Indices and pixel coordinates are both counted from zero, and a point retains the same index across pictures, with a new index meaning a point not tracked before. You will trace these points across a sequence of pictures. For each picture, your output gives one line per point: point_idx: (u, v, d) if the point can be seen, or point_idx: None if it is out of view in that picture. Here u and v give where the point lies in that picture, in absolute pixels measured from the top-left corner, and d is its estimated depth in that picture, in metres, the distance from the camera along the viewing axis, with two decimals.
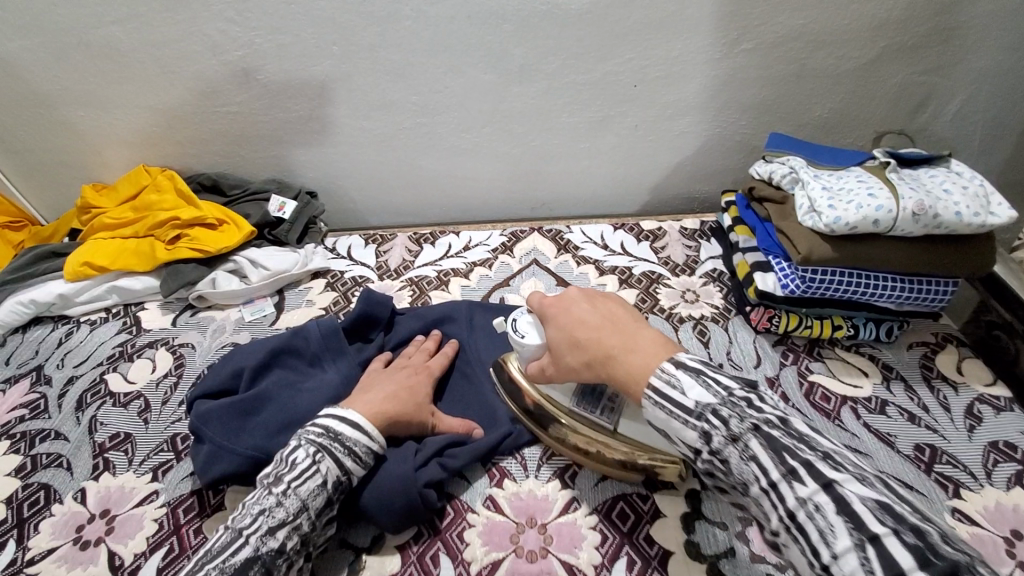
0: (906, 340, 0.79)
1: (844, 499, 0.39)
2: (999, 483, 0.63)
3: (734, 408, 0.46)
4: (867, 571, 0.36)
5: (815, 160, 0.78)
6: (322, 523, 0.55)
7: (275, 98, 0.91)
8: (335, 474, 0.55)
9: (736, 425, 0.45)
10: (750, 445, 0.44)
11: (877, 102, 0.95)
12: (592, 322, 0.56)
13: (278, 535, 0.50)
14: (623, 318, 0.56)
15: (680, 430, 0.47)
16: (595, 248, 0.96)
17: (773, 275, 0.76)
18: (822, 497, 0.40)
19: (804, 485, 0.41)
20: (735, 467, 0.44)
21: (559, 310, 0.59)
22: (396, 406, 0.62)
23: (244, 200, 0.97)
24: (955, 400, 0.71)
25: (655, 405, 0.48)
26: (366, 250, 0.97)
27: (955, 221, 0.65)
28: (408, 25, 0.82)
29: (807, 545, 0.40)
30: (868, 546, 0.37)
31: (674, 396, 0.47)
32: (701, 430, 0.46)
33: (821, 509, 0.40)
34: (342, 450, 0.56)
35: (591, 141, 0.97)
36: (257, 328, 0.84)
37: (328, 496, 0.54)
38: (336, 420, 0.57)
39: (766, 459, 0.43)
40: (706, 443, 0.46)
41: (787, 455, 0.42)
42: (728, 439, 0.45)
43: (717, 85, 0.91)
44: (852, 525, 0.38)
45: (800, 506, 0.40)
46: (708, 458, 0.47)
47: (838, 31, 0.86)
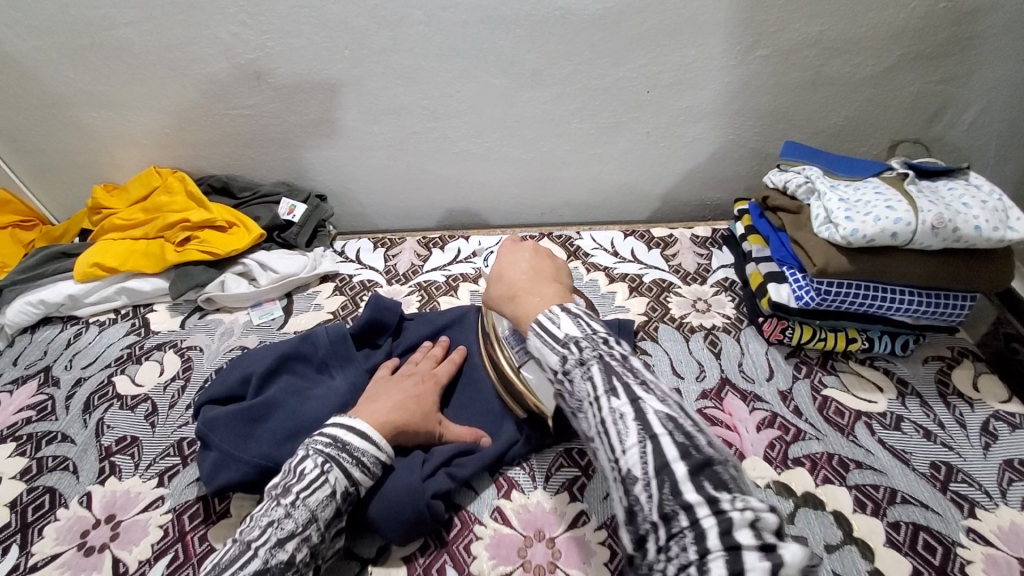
0: (922, 354, 0.78)
1: (643, 411, 0.42)
2: (1015, 502, 0.62)
3: (593, 341, 0.47)
4: (642, 463, 0.40)
5: (831, 170, 0.76)
6: (330, 535, 0.54)
7: (286, 101, 0.90)
8: (343, 484, 0.54)
9: (587, 352, 0.47)
10: (591, 368, 0.46)
11: (894, 110, 0.93)
12: (522, 268, 0.61)
13: (287, 547, 0.50)
14: (549, 274, 0.60)
15: (545, 355, 0.50)
16: (604, 255, 0.95)
17: (787, 287, 0.75)
18: (628, 409, 0.42)
19: (618, 400, 0.43)
20: (578, 388, 0.46)
21: (506, 254, 0.64)
22: (405, 415, 0.61)
23: (254, 202, 0.97)
24: (971, 417, 0.70)
25: (535, 333, 0.51)
26: (375, 254, 0.97)
27: (974, 235, 0.64)
28: (420, 29, 0.81)
29: (608, 445, 0.43)
30: (648, 444, 0.40)
31: (551, 329, 0.50)
32: (561, 356, 0.48)
33: (624, 419, 0.42)
34: (350, 460, 0.55)
35: (602, 147, 0.96)
36: (265, 331, 0.84)
37: (336, 507, 0.54)
38: (344, 430, 0.57)
39: (599, 379, 0.45)
40: (562, 366, 0.48)
41: (615, 376, 0.44)
42: (578, 363, 0.46)
43: (732, 92, 0.90)
44: (642, 427, 0.41)
45: (609, 415, 0.43)
46: (560, 379, 0.48)
47: (856, 38, 0.84)
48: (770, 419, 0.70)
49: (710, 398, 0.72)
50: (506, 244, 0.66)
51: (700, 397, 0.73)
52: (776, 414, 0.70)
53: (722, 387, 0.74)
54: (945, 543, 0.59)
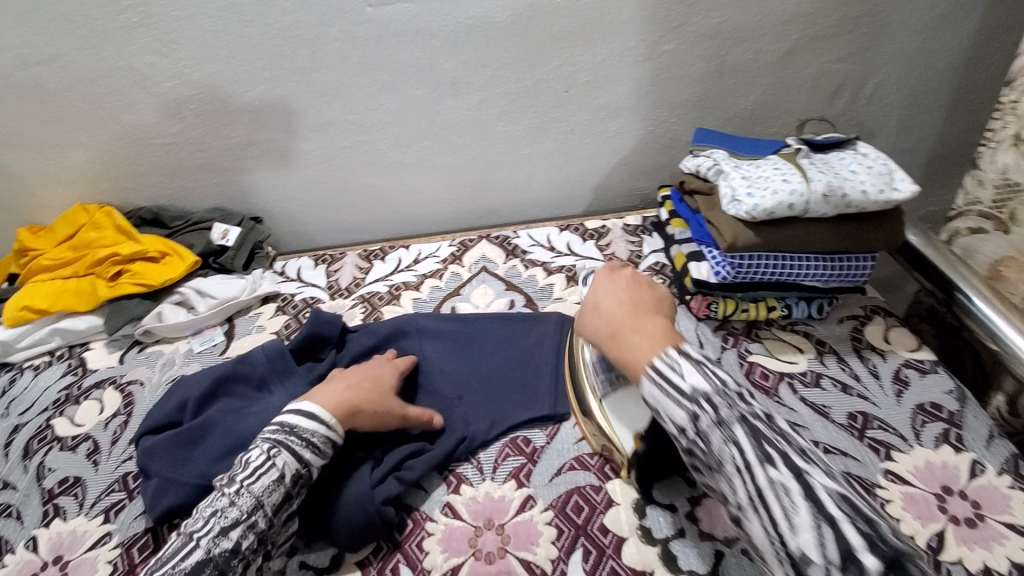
0: (838, 315, 0.83)
1: (811, 487, 0.47)
2: (927, 442, 0.67)
3: (725, 398, 0.53)
4: (824, 549, 0.44)
5: (737, 151, 0.81)
6: (281, 519, 0.56)
7: (212, 126, 0.91)
8: (292, 467, 0.57)
9: (725, 412, 0.52)
10: (734, 430, 0.51)
11: (797, 91, 0.99)
12: (619, 303, 0.65)
13: (231, 535, 0.52)
14: (648, 307, 0.64)
15: (670, 409, 0.54)
16: (542, 251, 0.98)
17: (707, 264, 0.78)
18: (792, 482, 0.48)
19: (776, 469, 0.49)
20: (716, 448, 0.51)
21: (602, 283, 0.68)
22: (358, 395, 0.64)
23: (187, 231, 0.96)
24: (883, 367, 0.75)
25: (652, 382, 0.55)
26: (316, 271, 0.97)
27: (863, 199, 0.69)
28: (337, 46, 0.84)
29: (768, 519, 0.47)
30: (827, 529, 0.45)
31: (674, 379, 0.54)
32: (691, 411, 0.53)
33: (788, 491, 0.47)
34: (293, 442, 0.58)
35: (531, 147, 0.99)
36: (207, 358, 0.84)
37: (285, 491, 0.56)
38: (292, 415, 0.60)
39: (747, 445, 0.50)
40: (693, 424, 0.53)
41: (765, 443, 0.50)
42: (715, 422, 0.52)
43: (646, 85, 0.95)
44: (814, 507, 0.46)
45: (771, 488, 0.48)
46: (691, 437, 0.53)
47: (751, 27, 0.91)
48: None
49: None
50: (602, 275, 0.69)
51: None
52: None
53: None
54: (864, 486, 0.64)
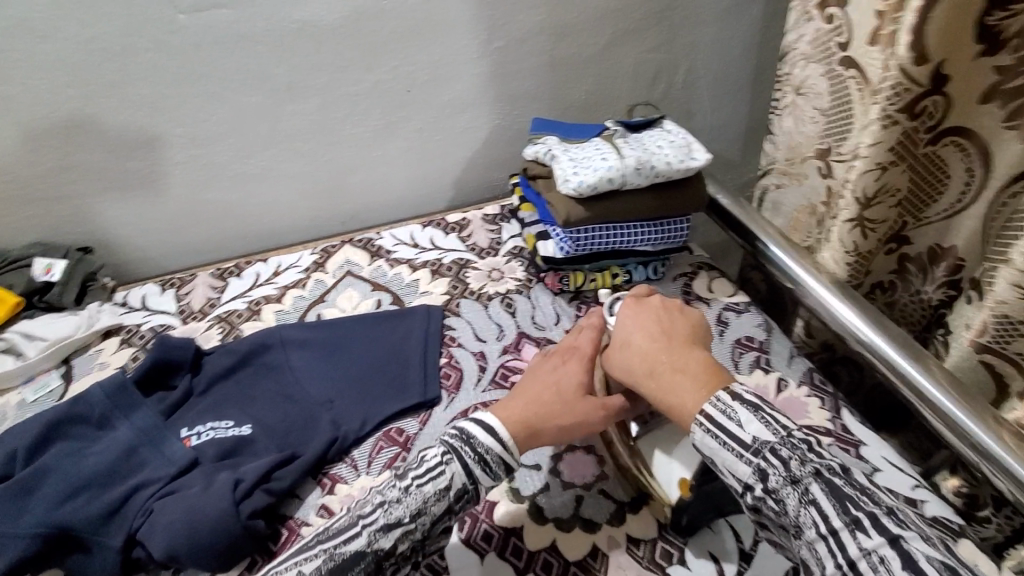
0: (672, 274, 0.93)
1: (908, 553, 0.46)
2: (744, 370, 0.79)
3: (794, 452, 0.52)
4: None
5: (567, 136, 0.88)
6: (438, 529, 0.56)
7: (16, 153, 0.82)
8: (461, 479, 0.56)
9: (797, 470, 0.51)
10: (811, 489, 0.50)
11: (621, 79, 1.10)
12: (651, 339, 0.63)
13: (390, 534, 0.53)
14: (682, 339, 0.63)
15: (734, 465, 0.53)
16: (406, 249, 1.00)
17: (553, 241, 0.85)
18: (886, 549, 0.46)
19: (867, 535, 0.47)
20: (791, 509, 0.50)
21: (634, 320, 0.66)
22: (536, 412, 0.61)
23: (3, 271, 0.86)
24: (709, 313, 0.87)
25: (706, 432, 0.55)
26: (164, 296, 0.91)
27: (670, 169, 0.79)
28: (152, 56, 0.80)
29: None
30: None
31: (732, 429, 0.54)
32: (756, 467, 0.52)
33: (882, 556, 0.46)
34: (483, 448, 0.57)
35: (383, 148, 1.00)
36: (42, 406, 0.76)
37: (448, 502, 0.55)
38: (472, 424, 0.58)
39: (828, 504, 0.49)
40: (760, 480, 0.52)
41: (849, 504, 0.49)
42: (787, 480, 0.51)
43: (484, 81, 1.00)
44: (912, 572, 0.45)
45: (864, 556, 0.46)
46: (758, 495, 0.52)
47: (570, 23, 0.99)
48: None
49: (509, 352, 0.82)
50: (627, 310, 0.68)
51: (501, 353, 0.82)
52: None
53: (519, 341, 0.83)
54: None
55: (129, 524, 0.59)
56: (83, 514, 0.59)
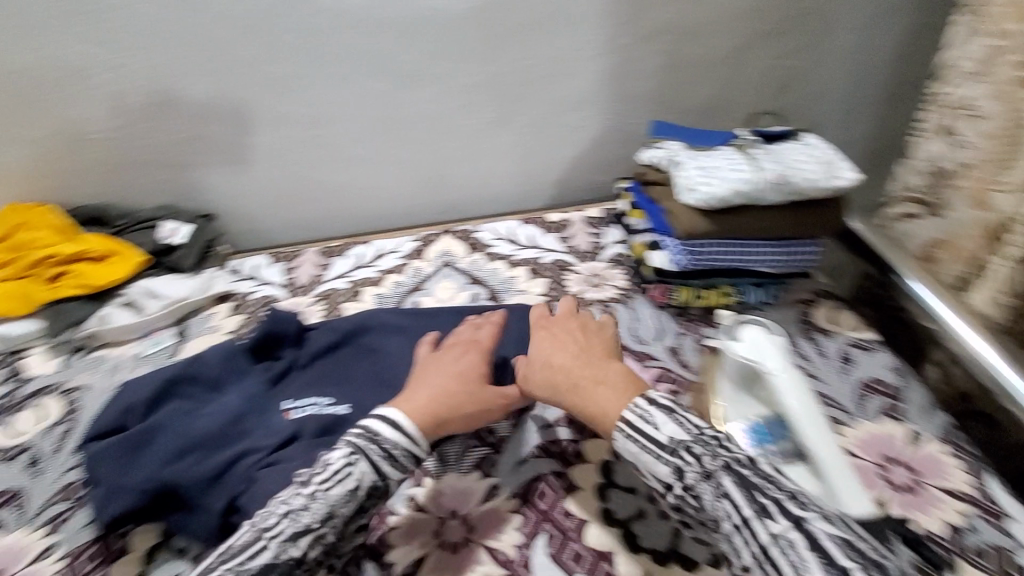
0: (789, 300, 0.86)
1: (814, 536, 0.43)
2: (870, 415, 0.71)
3: (707, 444, 0.49)
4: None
5: (692, 142, 0.84)
6: (351, 530, 0.53)
7: (157, 120, 0.87)
8: (371, 477, 0.52)
9: (709, 463, 0.47)
10: (723, 482, 0.46)
11: (747, 86, 1.03)
12: (575, 352, 0.60)
13: (301, 543, 0.49)
14: (604, 352, 0.60)
15: (653, 465, 0.49)
16: (504, 245, 0.98)
17: (664, 253, 0.80)
18: (795, 534, 0.43)
19: (777, 523, 0.44)
20: (709, 505, 0.46)
21: (550, 337, 0.63)
22: (441, 405, 0.58)
23: (134, 229, 0.91)
24: (831, 348, 0.79)
25: (626, 437, 0.51)
26: (273, 268, 0.95)
27: (807, 185, 0.73)
28: (290, 37, 0.82)
29: None
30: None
31: (650, 429, 0.50)
32: (675, 466, 0.48)
33: (792, 543, 0.42)
34: (378, 453, 0.53)
35: (491, 140, 0.99)
36: (157, 361, 0.80)
37: (361, 503, 0.52)
38: (376, 420, 0.55)
39: (741, 496, 0.45)
40: (680, 480, 0.48)
41: (757, 493, 0.45)
42: (702, 476, 0.47)
43: (603, 78, 0.96)
44: (824, 560, 0.41)
45: (773, 542, 0.43)
46: (678, 494, 0.48)
47: (701, 24, 0.94)
48: (661, 375, 0.74)
49: None
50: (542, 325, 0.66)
51: None
52: (667, 370, 0.75)
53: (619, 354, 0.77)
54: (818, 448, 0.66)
55: (231, 490, 0.60)
56: (188, 474, 0.60)
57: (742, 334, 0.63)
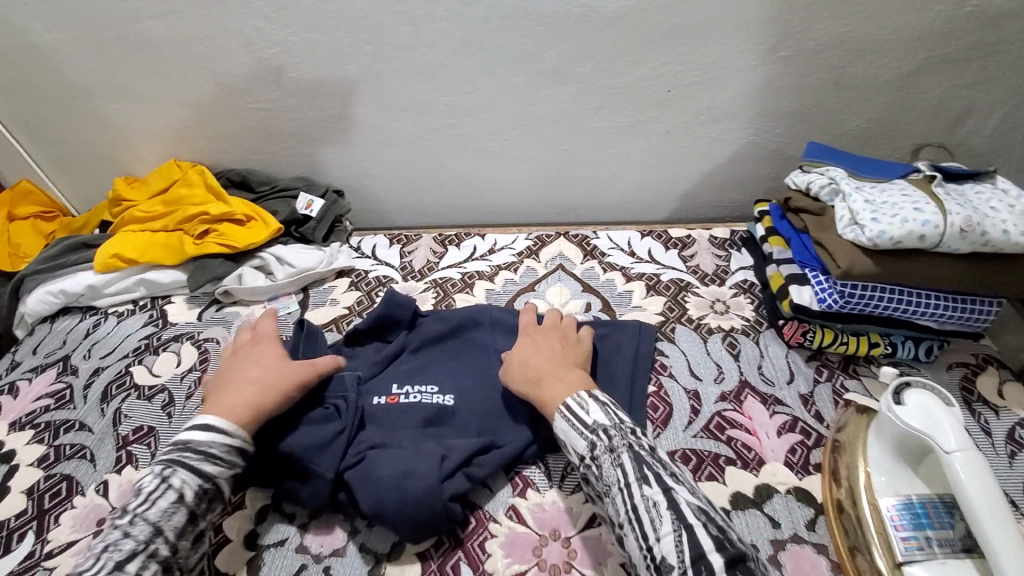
0: (946, 361, 0.75)
1: (675, 500, 0.50)
2: None
3: (620, 429, 0.55)
4: (679, 552, 0.46)
5: (856, 169, 0.75)
6: (187, 541, 0.54)
7: (305, 96, 0.91)
8: (193, 483, 0.55)
9: (616, 440, 0.54)
10: (622, 455, 0.53)
11: (920, 113, 0.91)
12: (544, 353, 0.66)
13: (128, 567, 0.49)
14: (570, 357, 0.66)
15: (572, 439, 0.56)
16: (621, 255, 0.94)
17: (809, 289, 0.73)
18: (659, 497, 0.50)
19: (650, 488, 0.51)
20: (605, 472, 0.53)
21: (528, 338, 0.69)
22: (256, 395, 0.61)
23: (272, 197, 0.97)
24: (997, 425, 0.68)
25: (563, 418, 0.57)
26: (391, 250, 0.96)
27: (1002, 240, 0.63)
28: (440, 25, 0.82)
29: (640, 532, 0.49)
30: (684, 534, 0.47)
31: (579, 412, 0.57)
32: (589, 441, 0.55)
33: (657, 506, 0.50)
34: (201, 456, 0.56)
35: (622, 146, 0.95)
36: (282, 325, 0.84)
37: (189, 509, 0.54)
38: (194, 430, 0.58)
39: (628, 467, 0.52)
40: (590, 451, 0.55)
41: (644, 465, 0.52)
42: (607, 449, 0.54)
43: (754, 91, 0.89)
44: (675, 516, 0.49)
45: (642, 502, 0.50)
46: (587, 464, 0.55)
47: (882, 41, 0.83)
48: (790, 424, 0.68)
49: (728, 401, 0.71)
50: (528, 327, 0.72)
51: (718, 400, 0.71)
52: (797, 419, 0.69)
53: (743, 392, 0.72)
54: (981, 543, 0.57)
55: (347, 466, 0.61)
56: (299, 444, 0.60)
57: (907, 398, 0.55)
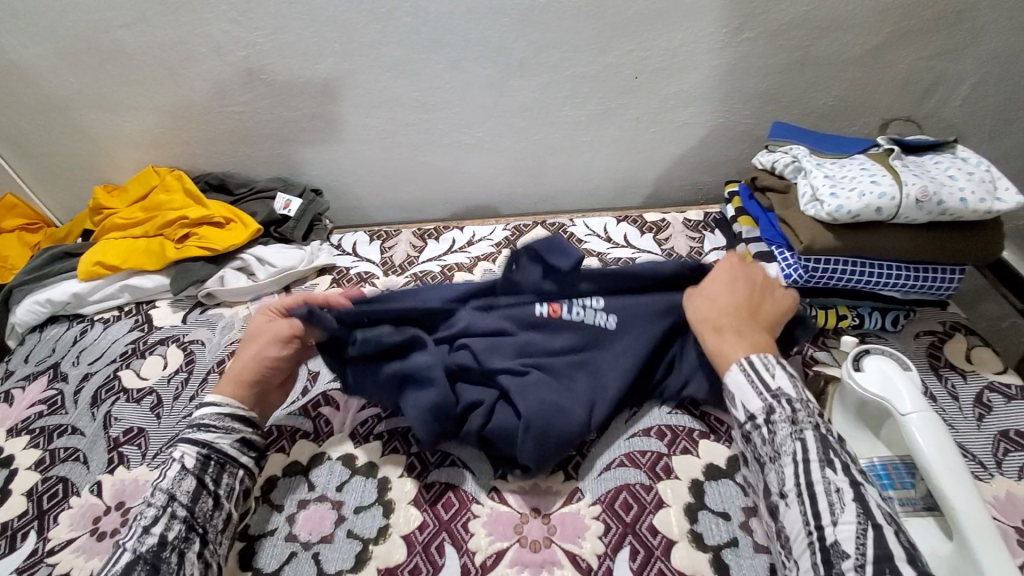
0: (913, 330, 0.78)
1: (863, 496, 0.47)
2: (1010, 472, 0.62)
3: (805, 405, 0.53)
4: (859, 544, 0.45)
5: (818, 148, 0.78)
6: (208, 503, 0.56)
7: (279, 98, 0.92)
8: (194, 452, 0.58)
9: (802, 415, 0.52)
10: (805, 432, 0.51)
11: (884, 88, 0.93)
12: (735, 300, 0.63)
13: (153, 531, 0.52)
14: (759, 312, 0.63)
15: (747, 398, 0.55)
16: (598, 241, 0.96)
17: (776, 266, 0.76)
18: (846, 486, 0.48)
19: (833, 473, 0.49)
20: (779, 440, 0.52)
21: (720, 280, 0.66)
22: (236, 372, 0.64)
23: (250, 199, 0.99)
24: (963, 389, 0.70)
25: (740, 371, 0.56)
26: (371, 246, 0.98)
27: (960, 207, 0.65)
28: (409, 22, 0.83)
29: (811, 509, 0.48)
30: (871, 530, 0.45)
31: (763, 374, 0.55)
32: (767, 405, 0.54)
33: (841, 495, 0.47)
34: (195, 428, 0.60)
35: (594, 133, 0.96)
36: None
37: (198, 474, 0.57)
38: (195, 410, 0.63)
39: (812, 447, 0.50)
40: (765, 416, 0.53)
41: (831, 450, 0.50)
42: (789, 421, 0.52)
43: (720, 74, 0.90)
44: (862, 510, 0.46)
45: (822, 483, 0.48)
46: (756, 425, 0.54)
47: (842, 18, 0.85)
48: None
49: None
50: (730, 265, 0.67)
51: None
52: None
53: None
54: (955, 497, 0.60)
55: (473, 394, 0.62)
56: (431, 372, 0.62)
57: (866, 364, 0.57)
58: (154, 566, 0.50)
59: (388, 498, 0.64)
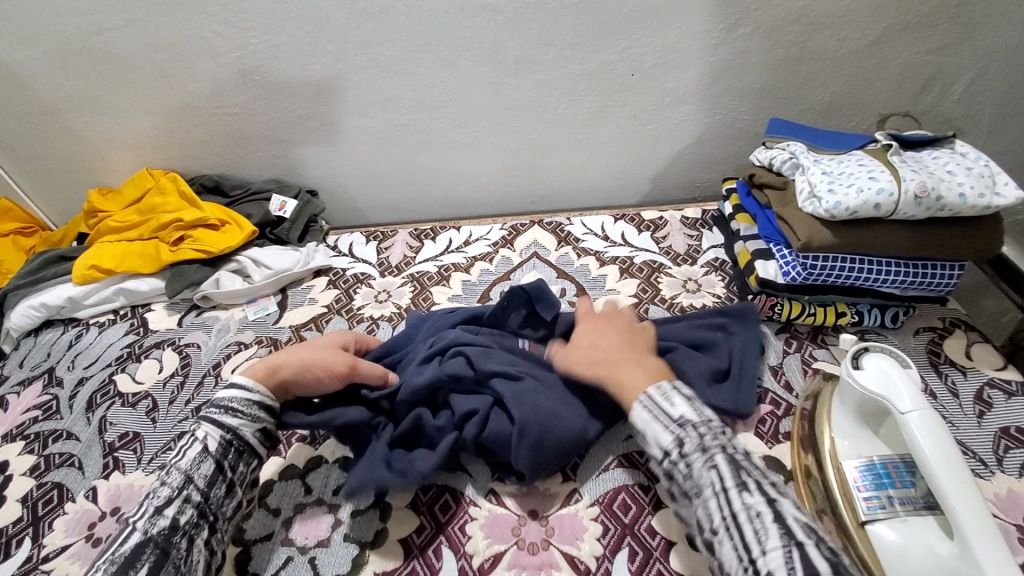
0: (913, 326, 0.77)
1: (783, 515, 0.44)
2: (1010, 470, 0.61)
3: (711, 429, 0.50)
4: (789, 570, 0.40)
5: (815, 144, 0.77)
6: (221, 489, 0.55)
7: (273, 98, 0.91)
8: (214, 435, 0.57)
9: (709, 440, 0.49)
10: (716, 456, 0.48)
11: (882, 83, 0.92)
12: (613, 341, 0.62)
13: (165, 513, 0.51)
14: (640, 348, 0.62)
15: (657, 431, 0.51)
16: (595, 240, 0.95)
17: (775, 263, 0.75)
18: (765, 508, 0.44)
19: (751, 496, 0.45)
20: (696, 472, 0.48)
21: (592, 325, 0.66)
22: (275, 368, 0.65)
23: (245, 201, 0.98)
24: (963, 385, 0.70)
25: (644, 407, 0.53)
26: (367, 247, 0.98)
27: (959, 203, 0.65)
28: (404, 21, 0.82)
29: (740, 542, 0.44)
30: (795, 550, 0.41)
31: (665, 404, 0.52)
32: (677, 435, 0.50)
33: (762, 518, 0.44)
34: (223, 411, 0.58)
35: (590, 132, 0.96)
36: (260, 325, 0.85)
37: (215, 460, 0.56)
38: (221, 393, 0.61)
39: (726, 470, 0.47)
40: (677, 446, 0.50)
41: (743, 472, 0.47)
42: (699, 448, 0.49)
43: (717, 70, 0.89)
44: (785, 532, 0.43)
45: (744, 511, 0.45)
46: (673, 460, 0.50)
47: (839, 13, 0.84)
48: (760, 395, 0.70)
49: None
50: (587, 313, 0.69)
51: None
52: (767, 390, 0.70)
53: None
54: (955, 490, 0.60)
55: (467, 404, 0.62)
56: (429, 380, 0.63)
57: (864, 362, 0.57)
58: (164, 551, 0.49)
59: (385, 501, 0.64)
